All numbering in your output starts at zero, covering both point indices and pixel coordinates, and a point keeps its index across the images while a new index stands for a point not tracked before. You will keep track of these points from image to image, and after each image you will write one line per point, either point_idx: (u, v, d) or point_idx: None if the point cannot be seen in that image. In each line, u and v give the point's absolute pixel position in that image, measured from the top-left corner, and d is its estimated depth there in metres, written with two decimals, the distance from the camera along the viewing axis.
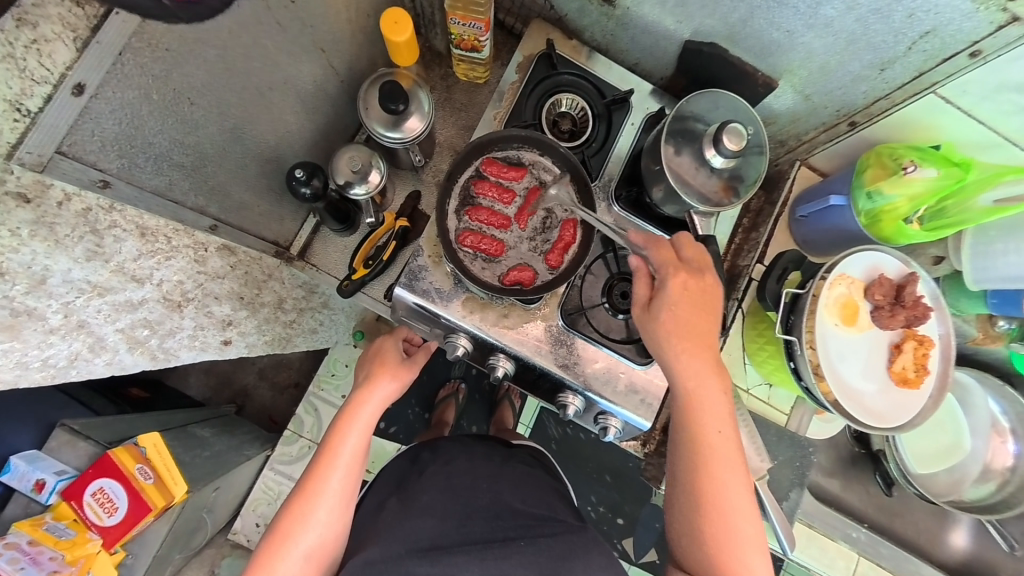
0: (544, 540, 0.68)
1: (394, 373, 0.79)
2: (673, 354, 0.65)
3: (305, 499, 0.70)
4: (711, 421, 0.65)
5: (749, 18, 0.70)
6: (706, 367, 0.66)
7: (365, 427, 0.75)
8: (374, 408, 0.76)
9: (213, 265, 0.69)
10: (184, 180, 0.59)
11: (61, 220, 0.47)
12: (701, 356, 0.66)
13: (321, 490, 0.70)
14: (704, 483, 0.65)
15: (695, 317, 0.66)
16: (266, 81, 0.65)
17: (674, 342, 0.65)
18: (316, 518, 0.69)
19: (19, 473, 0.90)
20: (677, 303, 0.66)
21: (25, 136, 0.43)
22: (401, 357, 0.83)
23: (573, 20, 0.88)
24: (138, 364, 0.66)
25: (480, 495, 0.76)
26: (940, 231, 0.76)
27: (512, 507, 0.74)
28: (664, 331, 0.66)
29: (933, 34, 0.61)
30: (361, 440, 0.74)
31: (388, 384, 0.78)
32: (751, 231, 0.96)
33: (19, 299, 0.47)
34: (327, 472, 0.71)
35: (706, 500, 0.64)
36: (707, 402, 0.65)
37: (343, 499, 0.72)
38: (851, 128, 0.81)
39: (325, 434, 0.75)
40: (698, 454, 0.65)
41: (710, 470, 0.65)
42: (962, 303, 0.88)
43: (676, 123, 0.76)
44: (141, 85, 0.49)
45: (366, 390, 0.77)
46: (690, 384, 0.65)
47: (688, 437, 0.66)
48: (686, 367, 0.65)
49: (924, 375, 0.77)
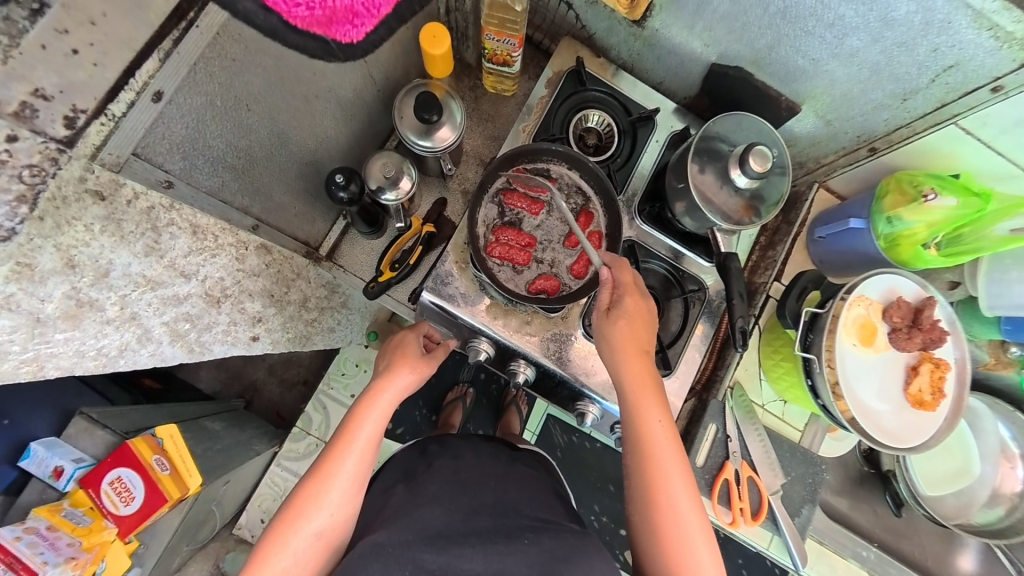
0: (547, 540, 0.69)
1: (414, 365, 0.81)
2: (621, 364, 0.71)
3: (319, 480, 0.71)
4: (654, 425, 0.70)
5: (776, 45, 0.72)
6: (648, 377, 0.71)
7: (381, 415, 0.76)
8: (391, 398, 0.77)
9: (251, 264, 0.71)
10: (233, 181, 0.63)
11: (127, 217, 0.49)
12: (641, 362, 0.71)
13: (335, 473, 0.72)
14: (656, 487, 0.68)
15: (642, 332, 0.72)
16: (314, 89, 0.67)
17: (623, 353, 0.70)
18: (328, 499, 0.71)
19: (38, 459, 0.92)
20: (629, 319, 0.71)
21: (108, 137, 0.46)
22: (420, 351, 0.84)
23: (602, 38, 0.91)
24: (176, 356, 0.68)
25: (486, 492, 0.78)
26: (956, 256, 0.78)
27: (515, 509, 0.75)
28: (615, 340, 0.71)
29: (956, 68, 0.63)
30: (376, 428, 0.75)
31: (407, 376, 0.79)
32: (768, 250, 0.98)
33: (83, 289, 0.49)
34: (341, 456, 0.73)
35: (658, 503, 0.67)
36: (649, 408, 0.70)
37: (355, 484, 0.73)
38: (871, 153, 0.83)
39: (342, 419, 0.76)
40: (647, 459, 0.69)
41: (656, 471, 0.68)
42: (976, 329, 0.89)
43: (701, 142, 0.78)
44: (207, 91, 0.52)
45: (385, 381, 0.78)
46: (634, 392, 0.70)
47: (634, 442, 0.70)
48: (632, 373, 0.70)
49: (939, 398, 0.78)
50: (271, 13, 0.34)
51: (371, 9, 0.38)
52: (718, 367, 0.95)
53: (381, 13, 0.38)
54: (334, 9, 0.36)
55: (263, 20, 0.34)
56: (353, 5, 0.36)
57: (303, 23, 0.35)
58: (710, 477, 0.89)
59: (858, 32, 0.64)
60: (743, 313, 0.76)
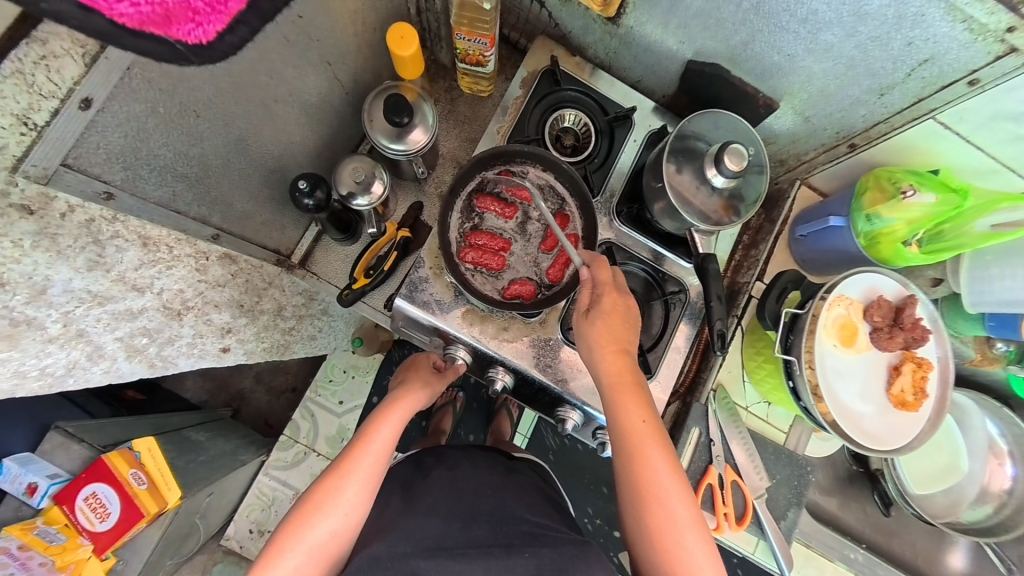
0: (547, 551, 0.66)
1: (426, 383, 0.84)
2: (599, 362, 0.70)
3: (338, 476, 0.70)
4: (639, 422, 0.67)
5: (751, 41, 0.71)
6: (627, 374, 0.69)
7: (398, 423, 0.76)
8: (407, 409, 0.78)
9: (214, 274, 0.70)
10: (186, 191, 0.59)
11: (63, 231, 0.46)
12: (618, 358, 0.70)
13: (352, 472, 0.70)
14: (644, 486, 0.65)
15: (621, 328, 0.70)
16: (272, 93, 0.65)
17: (600, 351, 0.69)
18: (343, 498, 0.68)
19: (11, 476, 0.88)
20: (606, 316, 0.70)
21: (31, 149, 0.41)
22: (433, 371, 0.88)
23: (577, 37, 0.89)
24: (136, 371, 0.67)
25: (484, 500, 0.76)
26: (938, 253, 0.77)
27: (520, 519, 0.73)
28: (592, 336, 0.70)
29: (931, 62, 0.62)
30: (393, 434, 0.74)
31: (422, 390, 0.82)
32: (752, 248, 0.96)
33: (18, 308, 0.46)
34: (358, 457, 0.71)
35: (647, 502, 0.65)
36: (632, 404, 0.68)
37: (368, 486, 0.70)
38: (850, 149, 0.81)
39: (360, 425, 0.76)
40: (635, 459, 0.66)
41: (645, 470, 0.66)
42: (960, 325, 0.88)
43: (677, 141, 0.76)
44: (148, 98, 0.48)
45: (402, 395, 0.80)
46: (614, 389, 0.69)
47: (618, 442, 0.68)
48: (611, 370, 0.69)
49: (922, 399, 0.77)
50: (92, 14, 0.31)
51: (216, 5, 0.35)
52: (702, 369, 0.93)
53: (229, 9, 0.36)
54: (168, 7, 0.33)
55: (84, 23, 0.31)
56: (191, 2, 0.33)
57: (133, 22, 0.32)
58: (694, 481, 0.87)
59: (832, 27, 0.62)
60: (722, 316, 0.75)
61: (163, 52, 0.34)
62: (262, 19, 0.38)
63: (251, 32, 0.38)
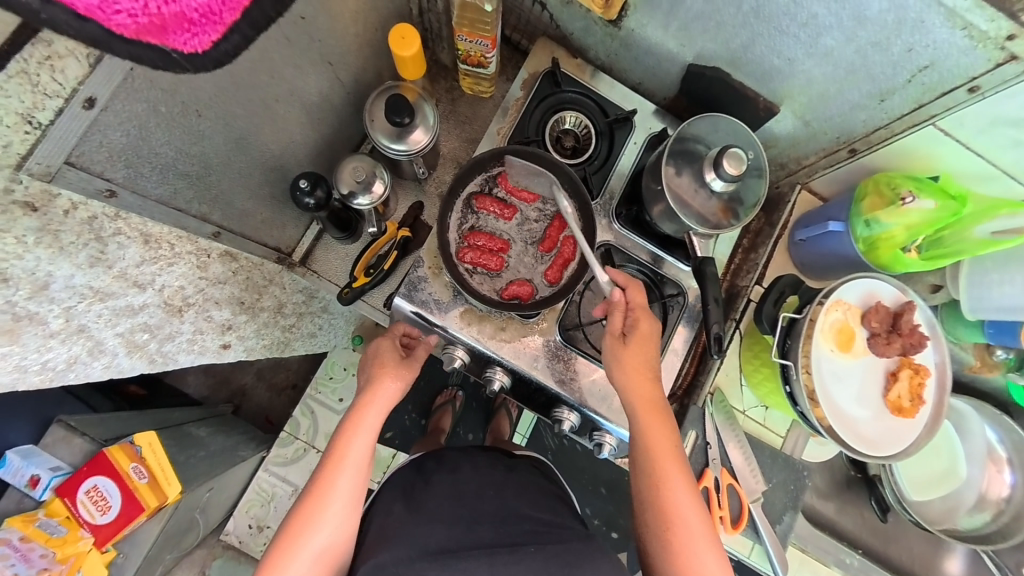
0: (552, 547, 0.67)
1: (396, 373, 0.76)
2: (629, 386, 0.70)
3: (315, 500, 0.67)
4: (666, 448, 0.68)
5: (751, 45, 0.71)
6: (654, 400, 0.70)
7: (372, 430, 0.72)
8: (378, 412, 0.73)
9: (214, 272, 0.70)
10: (187, 189, 0.60)
11: (66, 228, 0.47)
12: (645, 384, 0.71)
13: (330, 493, 0.67)
14: (668, 509, 0.66)
15: (650, 355, 0.72)
16: (273, 93, 0.65)
17: (632, 377, 0.70)
18: (325, 521, 0.66)
19: (13, 468, 0.89)
20: (636, 343, 0.72)
21: (34, 147, 0.42)
22: (401, 356, 0.79)
23: (578, 39, 0.90)
24: (136, 367, 0.68)
25: (486, 501, 0.76)
26: (937, 260, 0.77)
27: (526, 518, 0.73)
28: (621, 362, 0.71)
29: (931, 68, 0.62)
30: (368, 444, 0.71)
31: (392, 385, 0.75)
32: (751, 251, 0.96)
33: (20, 303, 0.47)
34: (334, 475, 0.68)
35: (670, 525, 0.65)
36: (658, 429, 0.69)
37: (352, 503, 0.69)
38: (851, 154, 0.81)
39: (331, 436, 0.72)
40: (658, 483, 0.67)
41: (670, 493, 0.66)
42: (959, 332, 0.88)
43: (676, 144, 0.77)
44: (149, 97, 0.48)
45: (369, 395, 0.74)
46: (642, 415, 0.69)
47: (644, 466, 0.68)
48: (640, 395, 0.70)
49: (919, 404, 0.77)
50: (88, 22, 0.31)
51: (209, 15, 0.35)
52: (699, 372, 0.94)
53: (223, 19, 0.36)
54: (162, 17, 0.33)
55: (80, 30, 0.31)
56: (185, 11, 0.34)
57: (129, 32, 0.32)
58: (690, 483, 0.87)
59: (831, 31, 0.63)
60: (719, 320, 0.75)
61: (154, 59, 0.34)
62: (255, 26, 0.38)
63: (244, 40, 0.38)
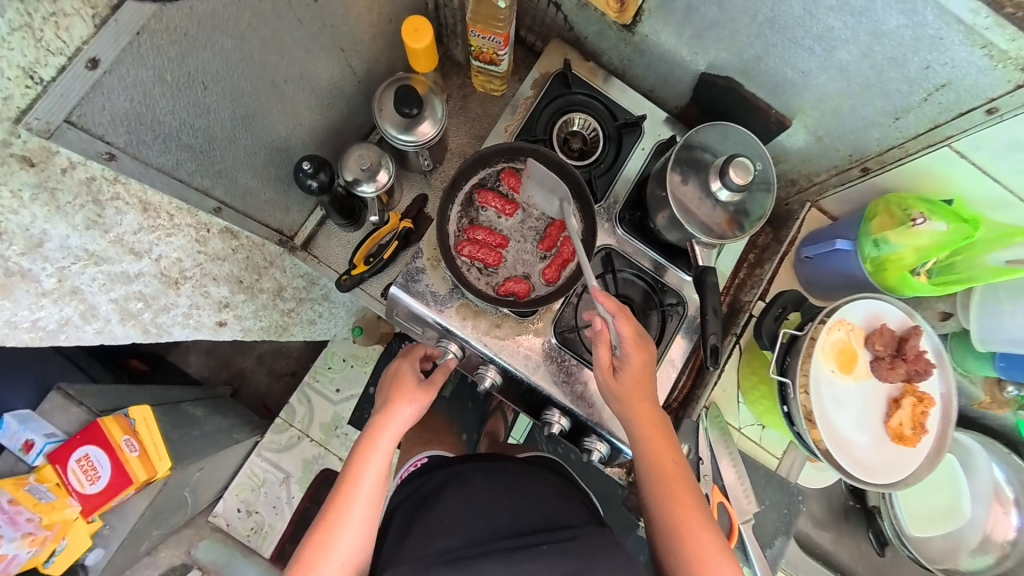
0: (569, 543, 0.67)
1: (412, 397, 0.76)
2: (632, 416, 0.71)
3: (328, 530, 0.67)
4: (673, 469, 0.70)
5: (765, 56, 0.70)
6: (657, 424, 0.71)
7: (384, 456, 0.72)
8: (391, 438, 0.73)
9: (214, 247, 0.72)
10: (190, 161, 0.61)
11: (64, 187, 0.48)
12: (648, 413, 0.71)
13: (344, 521, 0.67)
14: (686, 528, 0.67)
15: (648, 385, 0.71)
16: (282, 74, 0.66)
17: (634, 409, 0.70)
18: (338, 549, 0.66)
19: (10, 431, 0.89)
20: (634, 376, 0.70)
21: (35, 102, 0.42)
22: (418, 380, 0.78)
23: (592, 42, 0.90)
24: (129, 335, 0.69)
25: (500, 510, 0.72)
26: (948, 286, 0.74)
27: (549, 524, 0.71)
28: (621, 393, 0.71)
29: (948, 87, 0.60)
30: (381, 470, 0.71)
31: (407, 410, 0.75)
32: (756, 267, 0.94)
33: (14, 259, 0.48)
34: (348, 503, 0.68)
35: (690, 542, 0.66)
36: (662, 452, 0.70)
37: (366, 529, 0.69)
38: (863, 173, 0.79)
39: (345, 463, 0.72)
40: (672, 502, 0.68)
41: (684, 510, 0.68)
42: (969, 363, 0.85)
43: (683, 151, 0.76)
44: (155, 65, 0.49)
45: (384, 419, 0.74)
46: (648, 437, 0.71)
47: (653, 488, 0.69)
48: (643, 421, 0.71)
49: (921, 433, 0.74)
50: None
51: None
52: (695, 386, 0.91)
53: None
54: None
55: None
56: None
57: None
58: None
59: (846, 44, 0.62)
60: (717, 331, 0.73)
61: None
62: None
63: None
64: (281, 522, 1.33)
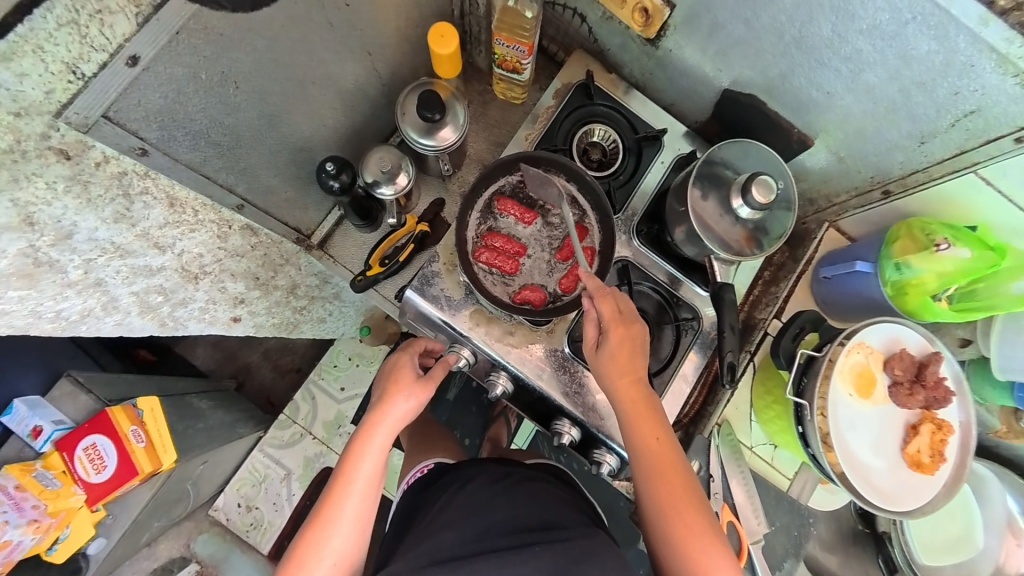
0: (561, 543, 0.65)
1: (409, 391, 0.74)
2: (614, 392, 0.70)
3: (319, 528, 0.65)
4: (658, 446, 0.67)
5: (790, 75, 0.70)
6: (641, 399, 0.69)
7: (380, 451, 0.70)
8: (387, 432, 0.71)
9: (232, 243, 0.71)
10: (216, 158, 0.61)
11: (95, 180, 0.48)
12: (631, 389, 0.69)
13: (336, 519, 0.66)
14: (671, 505, 0.64)
15: (631, 361, 0.69)
16: (310, 75, 0.67)
17: (614, 385, 0.69)
18: (330, 547, 0.65)
19: (19, 417, 0.89)
20: (613, 351, 0.69)
21: (76, 97, 0.43)
22: (418, 374, 0.77)
23: (615, 55, 0.90)
24: (147, 327, 0.70)
25: (497, 509, 0.71)
26: (968, 313, 0.75)
27: (543, 523, 0.69)
28: (602, 369, 0.70)
29: (977, 113, 0.59)
30: (376, 466, 0.69)
31: (403, 404, 0.73)
32: (771, 285, 0.93)
33: (43, 249, 0.49)
34: (341, 500, 0.67)
35: (676, 518, 0.63)
36: (646, 428, 0.68)
37: (359, 527, 0.67)
38: (884, 196, 0.78)
39: (339, 458, 0.70)
40: (656, 479, 0.66)
41: (670, 488, 0.65)
42: (986, 391, 0.84)
43: (704, 167, 0.75)
44: (190, 63, 0.49)
45: (380, 410, 0.72)
46: (630, 413, 0.69)
47: (636, 465, 0.67)
48: (624, 396, 0.69)
49: (939, 461, 0.73)
50: None
51: None
52: (708, 402, 0.90)
53: None
54: None
55: None
56: None
57: None
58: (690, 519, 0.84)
59: (875, 67, 0.61)
60: (733, 348, 0.73)
61: None
62: None
63: None
64: (281, 519, 1.32)
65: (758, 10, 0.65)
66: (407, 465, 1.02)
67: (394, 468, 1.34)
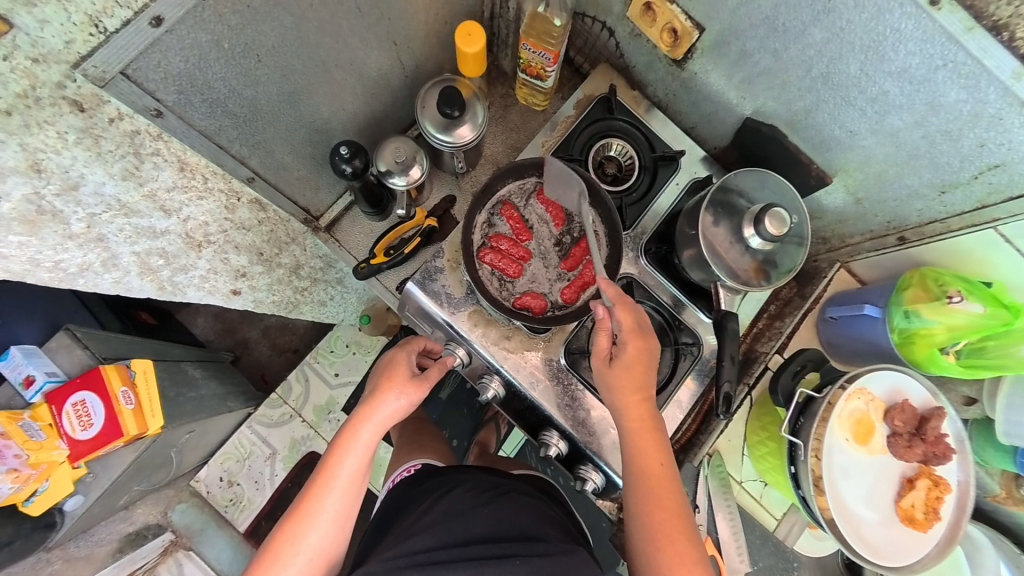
0: (538, 560, 0.63)
1: (401, 390, 0.72)
2: (625, 413, 0.68)
3: (297, 521, 0.64)
4: (667, 487, 0.66)
5: (814, 110, 0.69)
6: (648, 421, 0.69)
7: (365, 448, 0.68)
8: (374, 430, 0.69)
9: (240, 216, 0.73)
10: (232, 128, 0.62)
11: (107, 135, 0.49)
12: (641, 414, 0.68)
13: (315, 514, 0.65)
14: (669, 543, 0.63)
15: (643, 377, 0.68)
16: (334, 58, 0.67)
17: (622, 397, 0.68)
18: (306, 543, 0.64)
19: (13, 363, 0.88)
20: (627, 364, 0.68)
21: (95, 50, 0.42)
22: (412, 373, 0.75)
23: (640, 72, 0.90)
24: (145, 289, 0.71)
25: (481, 519, 0.69)
26: (975, 370, 0.72)
27: (523, 536, 0.68)
28: (615, 383, 0.68)
29: (1002, 168, 0.58)
30: (359, 463, 0.68)
31: (394, 401, 0.71)
32: (776, 319, 0.90)
33: (48, 198, 0.49)
34: (322, 494, 0.66)
35: (665, 549, 0.62)
36: (659, 465, 0.67)
37: (338, 524, 0.66)
38: (899, 242, 0.76)
39: (324, 451, 0.69)
40: (656, 510, 0.65)
41: (668, 522, 0.64)
42: (987, 454, 0.81)
43: (719, 193, 0.74)
44: (214, 31, 0.49)
45: (372, 404, 0.71)
46: (647, 444, 0.67)
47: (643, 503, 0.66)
48: (638, 428, 0.68)
49: (933, 519, 0.71)
50: None
51: None
52: (700, 431, 0.86)
53: None
54: None
55: None
56: None
57: None
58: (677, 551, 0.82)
59: (901, 111, 0.60)
60: (731, 379, 0.71)
61: None
62: None
63: None
64: (261, 498, 1.31)
65: (787, 42, 0.64)
66: (395, 462, 1.00)
67: (381, 461, 1.33)
